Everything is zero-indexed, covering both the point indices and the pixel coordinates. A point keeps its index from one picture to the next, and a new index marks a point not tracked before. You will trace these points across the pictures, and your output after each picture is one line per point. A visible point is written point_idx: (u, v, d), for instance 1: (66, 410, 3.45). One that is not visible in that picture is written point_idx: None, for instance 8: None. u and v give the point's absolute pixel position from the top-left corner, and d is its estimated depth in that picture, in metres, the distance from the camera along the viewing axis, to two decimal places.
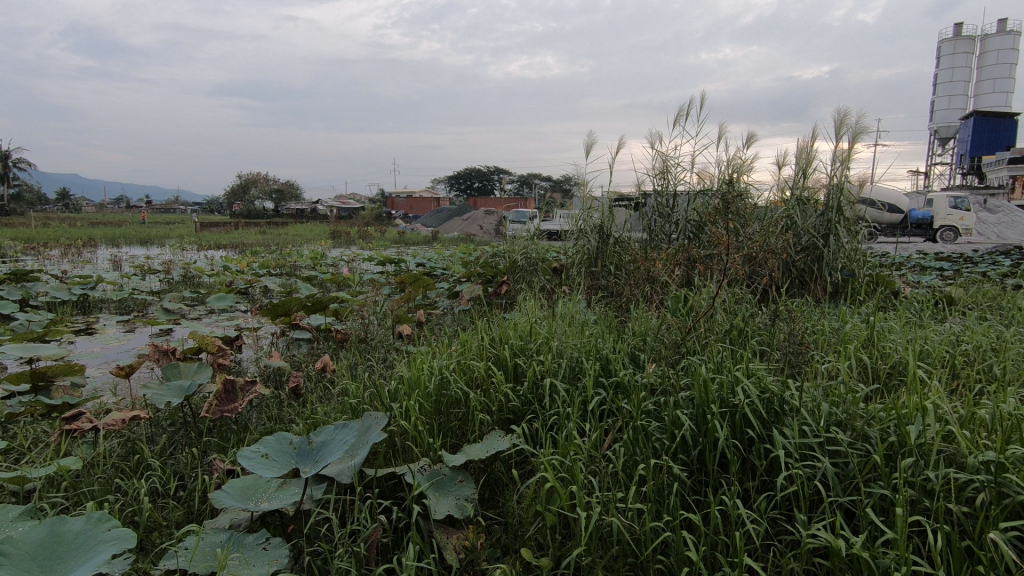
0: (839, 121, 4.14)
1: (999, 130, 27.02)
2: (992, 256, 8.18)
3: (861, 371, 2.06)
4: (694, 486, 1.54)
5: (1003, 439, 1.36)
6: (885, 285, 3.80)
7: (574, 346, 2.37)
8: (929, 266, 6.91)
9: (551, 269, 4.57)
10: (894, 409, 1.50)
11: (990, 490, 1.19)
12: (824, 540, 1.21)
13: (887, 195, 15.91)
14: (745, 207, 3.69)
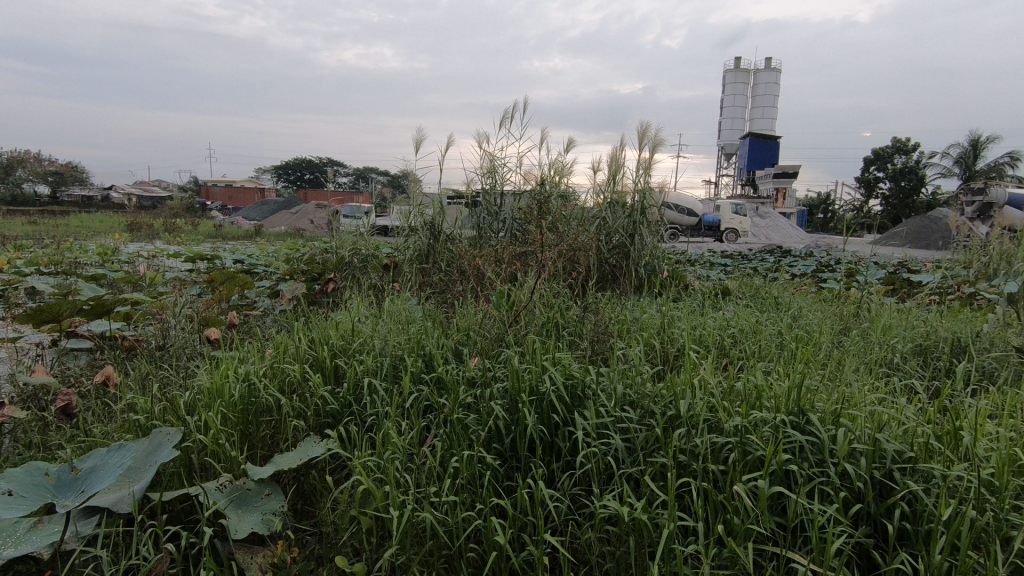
0: (642, 133, 4.65)
1: (767, 150, 32.63)
2: (761, 254, 9.85)
3: (652, 354, 2.33)
4: (506, 473, 1.62)
5: (749, 405, 1.64)
6: (679, 279, 4.36)
7: (396, 344, 2.34)
8: (715, 263, 8.11)
9: (382, 265, 4.45)
10: (671, 386, 1.73)
11: (738, 449, 1.42)
12: (612, 509, 1.35)
13: (686, 201, 18.27)
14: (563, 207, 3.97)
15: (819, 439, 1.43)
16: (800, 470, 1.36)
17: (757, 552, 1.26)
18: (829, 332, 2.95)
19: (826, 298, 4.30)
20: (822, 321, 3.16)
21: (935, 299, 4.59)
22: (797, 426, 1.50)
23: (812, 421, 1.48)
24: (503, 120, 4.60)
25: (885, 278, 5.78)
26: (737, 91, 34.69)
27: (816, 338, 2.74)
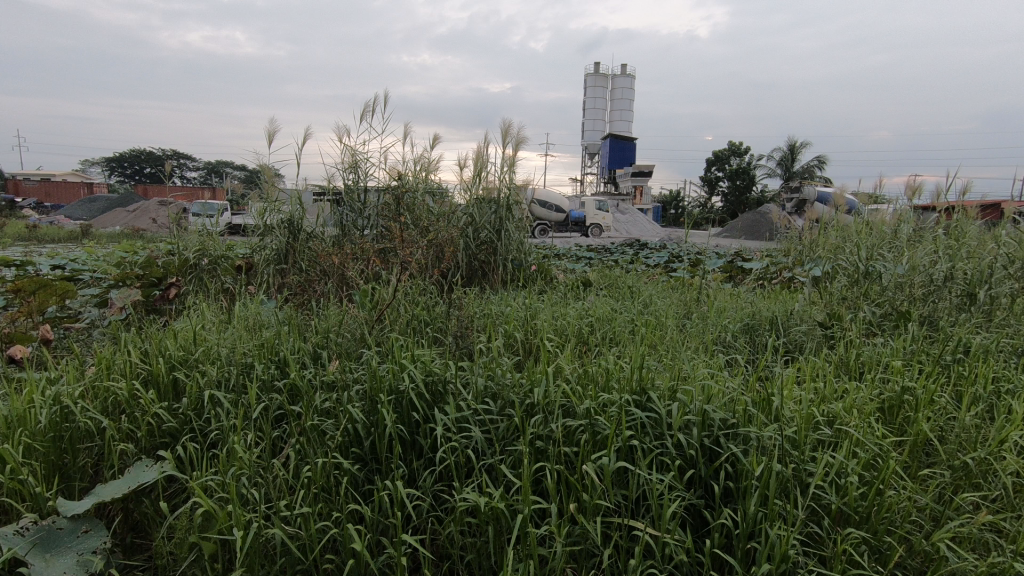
0: (505, 131, 4.75)
1: (626, 150, 35.06)
2: (621, 247, 10.56)
3: (515, 346, 2.40)
4: (366, 477, 1.57)
5: (600, 388, 1.75)
6: (544, 272, 4.52)
7: (245, 350, 2.16)
8: (580, 256, 8.55)
9: (234, 267, 4.10)
10: (529, 375, 1.79)
11: (588, 430, 1.51)
12: (471, 500, 1.36)
13: (553, 197, 19.04)
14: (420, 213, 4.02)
15: (657, 414, 1.56)
16: (642, 445, 1.47)
17: (605, 525, 1.35)
18: (674, 318, 3.24)
19: (674, 286, 4.72)
20: (669, 307, 3.46)
21: (761, 284, 5.23)
22: (640, 404, 1.63)
23: (652, 398, 1.61)
24: (364, 113, 4.44)
25: (722, 266, 6.48)
26: (597, 94, 36.81)
27: (663, 323, 2.98)
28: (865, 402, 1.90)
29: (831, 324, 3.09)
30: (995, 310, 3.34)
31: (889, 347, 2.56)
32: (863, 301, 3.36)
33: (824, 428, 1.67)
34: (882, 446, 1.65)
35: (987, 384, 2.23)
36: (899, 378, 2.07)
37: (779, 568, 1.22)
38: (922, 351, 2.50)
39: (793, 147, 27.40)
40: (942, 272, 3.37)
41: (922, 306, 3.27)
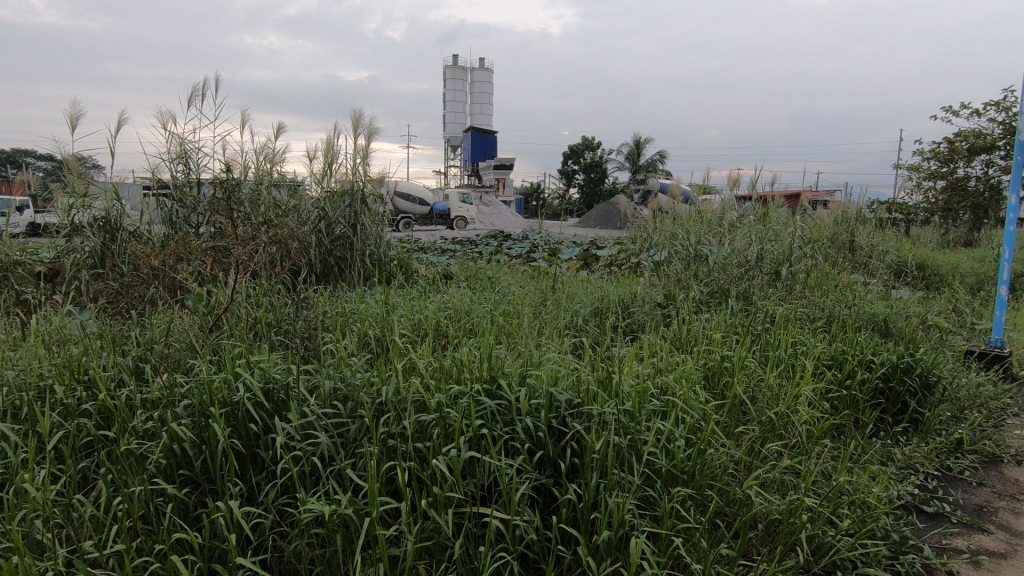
0: (355, 121, 4.55)
1: (487, 143, 35.59)
2: (485, 239, 10.73)
3: (370, 344, 2.31)
4: (197, 500, 1.42)
5: (453, 380, 1.75)
6: (405, 267, 4.43)
7: (41, 372, 1.84)
8: (444, 249, 8.54)
9: (34, 274, 3.48)
10: (379, 374, 1.74)
11: (439, 424, 1.51)
12: (316, 510, 1.29)
13: (415, 190, 18.78)
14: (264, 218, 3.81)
15: (507, 401, 1.61)
16: (491, 433, 1.50)
17: (457, 515, 1.36)
18: (531, 307, 3.35)
19: (533, 275, 4.88)
20: (526, 296, 3.57)
21: (612, 269, 5.62)
22: (491, 393, 1.66)
23: (501, 386, 1.65)
24: (191, 97, 4.00)
25: (577, 255, 6.84)
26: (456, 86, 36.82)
27: (520, 312, 3.07)
28: (691, 372, 2.12)
29: (668, 305, 3.40)
30: (795, 284, 3.91)
31: (714, 321, 2.88)
32: (694, 282, 3.74)
33: (656, 399, 1.83)
34: (704, 410, 1.85)
35: (788, 348, 2.60)
36: (719, 348, 2.34)
37: (618, 533, 1.32)
38: (739, 323, 2.85)
39: (638, 142, 29.73)
40: (755, 253, 3.86)
41: (740, 284, 3.72)
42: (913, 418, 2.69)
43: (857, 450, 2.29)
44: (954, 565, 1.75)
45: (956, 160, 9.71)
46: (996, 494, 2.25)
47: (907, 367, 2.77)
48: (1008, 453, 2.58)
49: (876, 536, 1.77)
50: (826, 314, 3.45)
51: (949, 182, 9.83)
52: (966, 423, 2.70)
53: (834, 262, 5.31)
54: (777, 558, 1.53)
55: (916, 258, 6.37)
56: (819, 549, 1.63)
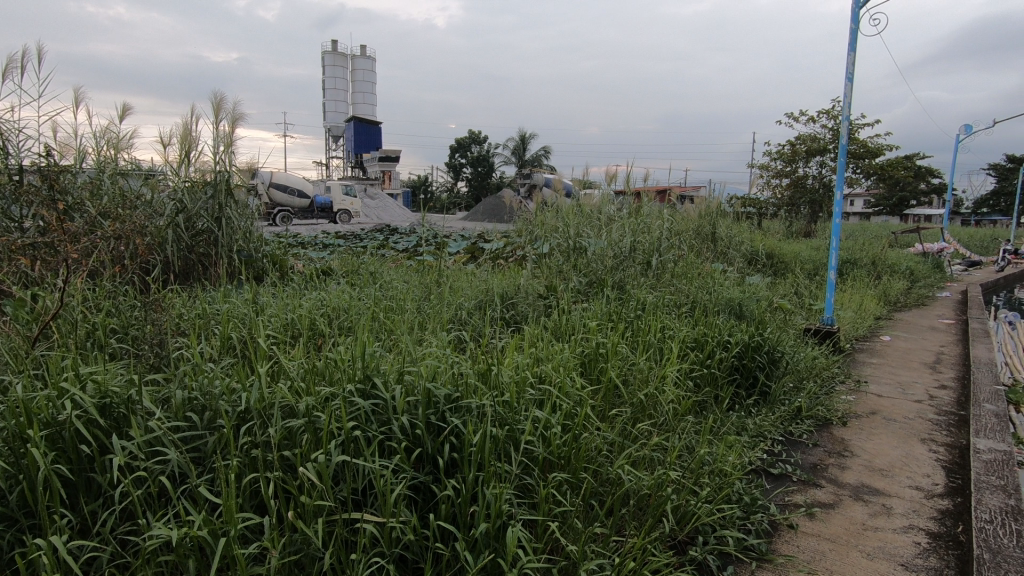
0: (217, 105, 4.17)
1: (371, 134, 34.44)
2: (371, 233, 10.38)
3: (235, 347, 2.13)
4: (14, 539, 1.22)
5: (325, 381, 1.66)
6: (279, 263, 4.15)
7: None
8: (326, 244, 8.15)
9: None
10: (241, 379, 1.60)
11: (308, 429, 1.42)
12: (163, 536, 1.16)
13: (293, 181, 17.71)
14: (109, 210, 3.36)
15: (382, 400, 1.55)
16: (364, 434, 1.44)
17: (328, 524, 1.29)
18: (414, 302, 3.28)
19: (418, 269, 4.80)
20: (409, 291, 3.50)
21: (498, 263, 5.69)
22: (365, 392, 1.60)
23: (376, 385, 1.59)
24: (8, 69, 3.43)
25: (464, 248, 6.84)
26: (335, 73, 35.16)
27: (402, 308, 3.00)
28: (567, 360, 2.19)
29: (549, 296, 3.50)
30: (664, 273, 4.20)
31: (591, 311, 3.01)
32: (573, 273, 3.88)
33: (534, 388, 1.87)
34: (579, 396, 1.93)
35: (656, 333, 2.79)
36: (594, 336, 2.45)
37: (495, 524, 1.33)
38: (613, 311, 3.01)
39: (523, 137, 30.34)
40: (628, 244, 4.09)
41: (615, 274, 3.93)
42: (762, 391, 3.01)
43: (716, 423, 2.52)
44: (794, 518, 1.98)
45: (797, 161, 11.00)
46: (827, 452, 2.58)
47: (757, 345, 3.09)
48: (836, 416, 2.97)
49: (731, 500, 1.96)
50: (690, 300, 3.74)
51: (792, 180, 11.12)
52: (804, 392, 3.07)
53: (699, 253, 5.78)
54: (646, 531, 1.64)
55: (766, 248, 7.13)
56: (683, 517, 1.77)
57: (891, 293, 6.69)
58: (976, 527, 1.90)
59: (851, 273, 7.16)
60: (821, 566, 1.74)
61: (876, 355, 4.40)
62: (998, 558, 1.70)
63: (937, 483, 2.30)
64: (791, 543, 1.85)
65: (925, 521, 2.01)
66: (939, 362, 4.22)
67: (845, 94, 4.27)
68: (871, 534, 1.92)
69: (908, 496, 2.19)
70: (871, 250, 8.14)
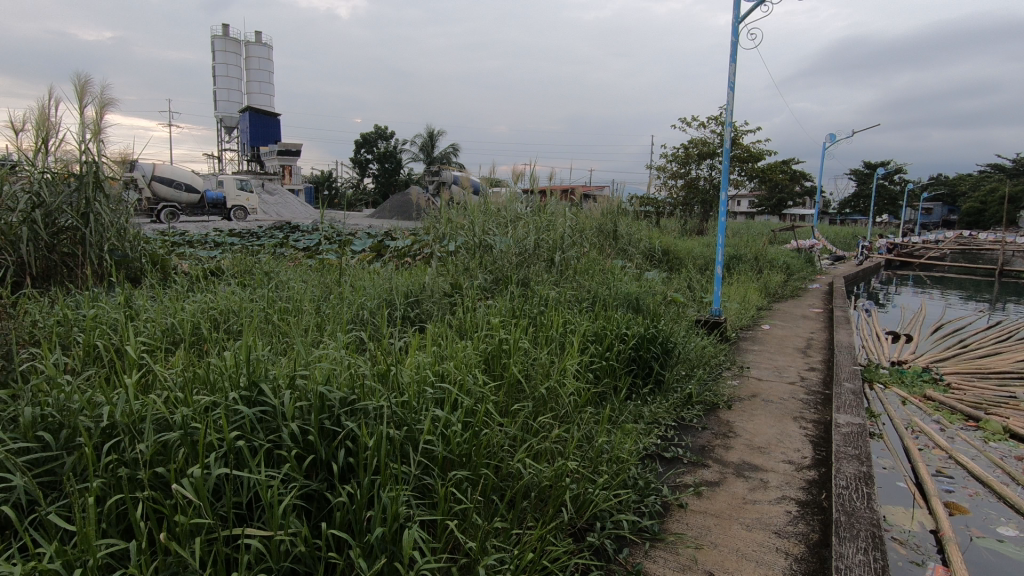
0: (81, 88, 3.75)
1: (269, 126, 32.54)
2: (269, 230, 9.83)
3: (103, 357, 1.93)
4: None
5: (206, 390, 1.55)
6: (160, 263, 3.80)
7: None
8: (217, 242, 7.59)
9: None
10: (106, 391, 1.44)
11: (184, 442, 1.31)
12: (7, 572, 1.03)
13: (179, 174, 16.35)
14: None
15: (270, 407, 1.47)
16: (249, 444, 1.35)
17: (208, 543, 1.20)
18: (312, 303, 3.13)
19: (319, 267, 4.60)
20: (308, 291, 3.34)
21: (404, 261, 5.58)
22: (251, 399, 1.50)
23: (263, 391, 1.49)
24: None
25: (370, 246, 6.65)
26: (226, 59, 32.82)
27: (299, 309, 2.86)
28: (469, 357, 2.19)
29: (455, 294, 3.49)
30: (567, 269, 4.32)
31: (495, 307, 3.03)
32: (479, 271, 3.89)
33: (434, 387, 1.85)
34: (481, 392, 1.93)
35: (558, 328, 2.86)
36: (496, 332, 2.47)
37: (392, 527, 1.30)
38: (517, 307, 3.05)
39: (431, 133, 29.97)
40: (532, 242, 4.17)
41: (520, 271, 3.98)
42: (657, 380, 3.18)
43: (614, 413, 2.63)
44: (683, 498, 2.11)
45: (690, 163, 11.74)
46: (713, 434, 2.78)
47: (651, 337, 3.26)
48: (722, 400, 3.21)
49: (627, 485, 2.05)
50: (592, 296, 3.88)
51: (686, 180, 11.86)
52: (693, 379, 3.28)
53: (601, 250, 6.00)
54: (546, 521, 1.68)
55: (662, 244, 7.55)
56: (581, 505, 1.83)
57: (770, 286, 7.32)
58: (836, 493, 2.12)
59: (737, 268, 7.76)
60: (706, 541, 1.86)
61: (757, 342, 4.81)
62: (853, 519, 1.92)
63: (806, 456, 2.55)
64: (680, 522, 1.97)
65: (795, 492, 2.22)
66: (809, 347, 4.68)
67: (728, 102, 4.61)
68: (750, 507, 2.09)
69: (781, 470, 2.41)
70: (754, 246, 8.87)
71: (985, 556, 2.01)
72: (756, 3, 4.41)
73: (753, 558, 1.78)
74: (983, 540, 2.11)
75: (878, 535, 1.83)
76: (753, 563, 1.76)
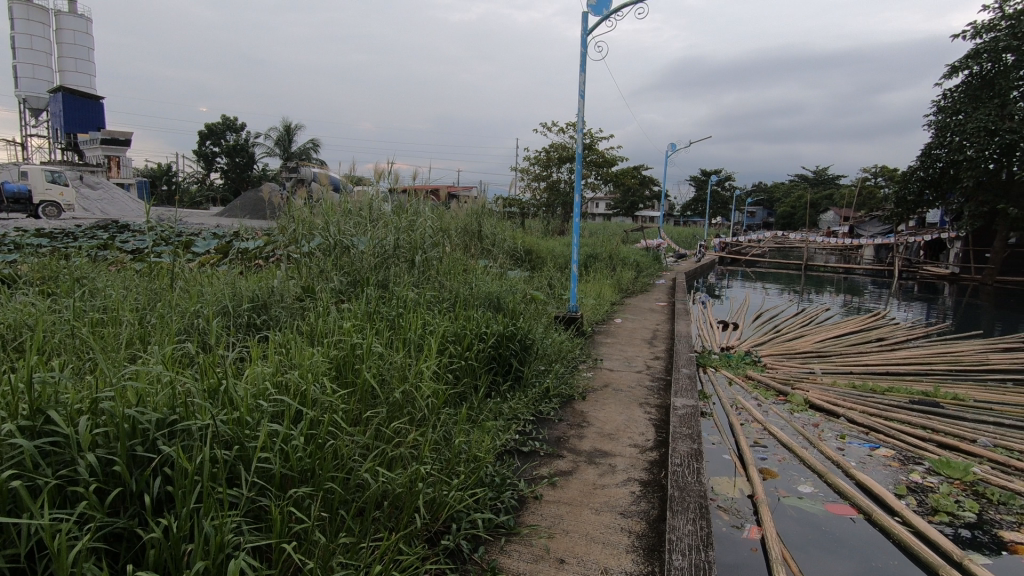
0: None
1: (89, 110, 28.34)
2: (90, 230, 8.53)
3: None
4: None
5: None
6: None
7: None
8: (17, 243, 6.44)
9: None
10: None
11: None
12: None
13: None
14: None
15: (62, 437, 1.25)
16: (31, 483, 1.14)
17: None
18: (135, 312, 2.76)
19: (150, 271, 4.09)
20: (132, 298, 2.95)
21: (254, 263, 5.16)
22: (35, 430, 1.27)
23: (53, 419, 1.27)
24: None
25: (214, 246, 6.06)
26: (29, 29, 27.99)
27: (116, 319, 2.50)
28: (318, 364, 2.06)
29: (307, 298, 3.28)
30: (429, 270, 4.28)
31: (350, 310, 2.89)
32: (335, 273, 3.70)
33: (274, 399, 1.71)
34: (328, 401, 1.82)
35: (416, 330, 2.80)
36: (349, 337, 2.35)
37: (215, 560, 1.18)
38: (374, 309, 2.94)
39: (287, 127, 28.12)
40: (392, 242, 4.06)
41: (379, 273, 3.86)
42: (516, 376, 3.26)
43: (474, 412, 2.65)
44: (538, 490, 2.18)
45: (551, 167, 12.27)
46: (568, 425, 2.91)
47: (510, 335, 3.32)
48: (577, 392, 3.38)
49: (484, 483, 2.07)
50: (453, 296, 3.87)
51: (548, 183, 12.38)
52: (551, 374, 3.41)
53: (465, 250, 6.04)
54: (398, 530, 1.63)
55: (526, 244, 7.79)
56: (437, 509, 1.81)
57: (623, 283, 7.88)
58: (672, 470, 2.32)
59: (594, 266, 8.26)
60: (558, 529, 1.94)
61: (610, 335, 5.14)
62: (684, 493, 2.11)
63: (648, 439, 2.77)
64: (535, 513, 2.03)
65: (639, 473, 2.40)
66: (654, 337, 5.11)
67: (579, 110, 4.87)
68: (599, 491, 2.22)
69: (627, 453, 2.59)
70: (609, 246, 9.50)
71: (788, 512, 2.33)
72: (602, 18, 4.70)
73: (600, 540, 1.89)
74: (788, 499, 2.44)
75: (704, 505, 2.04)
76: (600, 545, 1.86)
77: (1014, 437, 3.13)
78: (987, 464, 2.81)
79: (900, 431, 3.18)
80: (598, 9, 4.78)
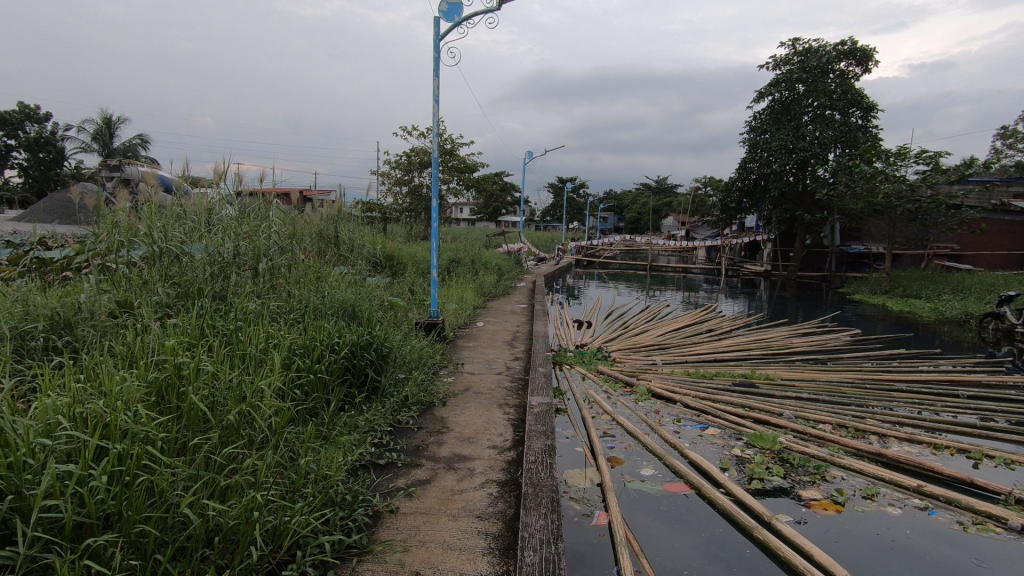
0: None
1: None
2: None
3: None
4: None
5: None
6: None
7: None
8: None
9: None
10: None
11: None
12: None
13: None
14: None
15: None
16: None
17: None
18: None
19: None
20: None
21: (59, 275, 4.42)
22: None
23: None
24: None
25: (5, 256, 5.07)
26: None
27: None
28: (131, 389, 1.79)
29: (124, 314, 2.86)
30: (276, 279, 3.97)
31: (177, 325, 2.57)
32: (161, 284, 3.27)
33: (67, 435, 1.45)
34: (141, 432, 1.60)
35: (257, 344, 2.57)
36: (172, 356, 2.08)
37: None
38: (206, 323, 2.65)
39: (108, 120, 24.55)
40: (231, 248, 3.70)
41: (217, 283, 3.50)
42: (372, 387, 3.14)
43: (324, 428, 2.50)
44: (394, 503, 2.11)
45: (412, 172, 12.12)
46: (428, 433, 2.87)
47: (366, 344, 3.19)
48: (437, 399, 3.34)
49: (334, 502, 1.95)
50: (303, 306, 3.63)
51: (410, 188, 12.23)
52: (410, 381, 3.34)
53: (319, 256, 5.72)
54: (229, 567, 1.48)
55: (386, 249, 7.60)
56: (279, 538, 1.67)
57: (484, 287, 8.00)
58: (527, 468, 2.38)
59: (457, 270, 8.31)
60: (414, 541, 1.89)
61: (471, 339, 5.18)
62: (537, 489, 2.18)
63: (506, 439, 2.83)
64: (390, 528, 1.96)
65: (496, 474, 2.43)
66: (514, 339, 5.24)
67: (434, 114, 4.84)
68: (456, 497, 2.20)
69: (486, 455, 2.62)
70: (472, 251, 9.62)
71: (632, 496, 2.50)
72: (454, 24, 4.73)
73: (456, 546, 1.87)
74: (633, 483, 2.63)
75: (555, 499, 2.12)
76: (456, 552, 1.84)
77: (810, 408, 3.68)
78: (791, 434, 3.27)
79: (725, 411, 3.58)
80: (449, 15, 4.80)
